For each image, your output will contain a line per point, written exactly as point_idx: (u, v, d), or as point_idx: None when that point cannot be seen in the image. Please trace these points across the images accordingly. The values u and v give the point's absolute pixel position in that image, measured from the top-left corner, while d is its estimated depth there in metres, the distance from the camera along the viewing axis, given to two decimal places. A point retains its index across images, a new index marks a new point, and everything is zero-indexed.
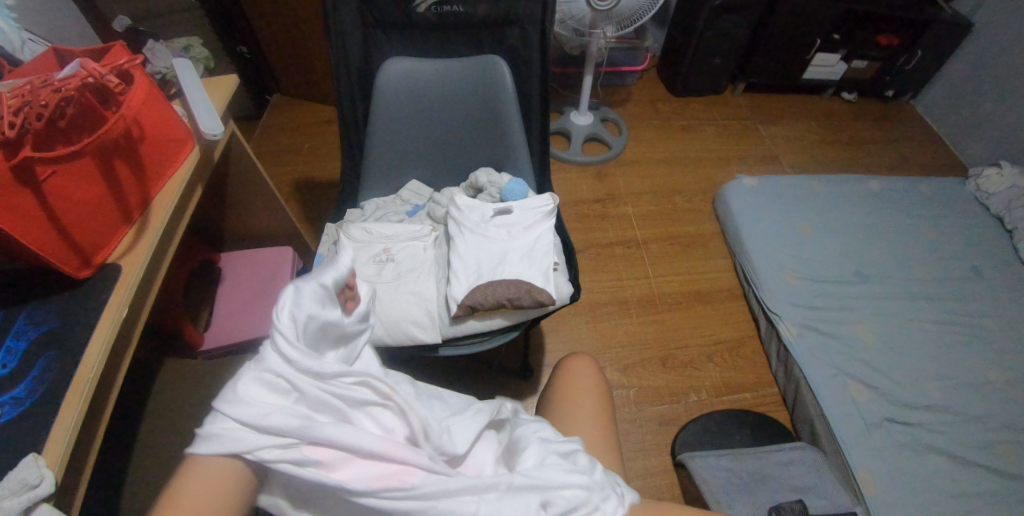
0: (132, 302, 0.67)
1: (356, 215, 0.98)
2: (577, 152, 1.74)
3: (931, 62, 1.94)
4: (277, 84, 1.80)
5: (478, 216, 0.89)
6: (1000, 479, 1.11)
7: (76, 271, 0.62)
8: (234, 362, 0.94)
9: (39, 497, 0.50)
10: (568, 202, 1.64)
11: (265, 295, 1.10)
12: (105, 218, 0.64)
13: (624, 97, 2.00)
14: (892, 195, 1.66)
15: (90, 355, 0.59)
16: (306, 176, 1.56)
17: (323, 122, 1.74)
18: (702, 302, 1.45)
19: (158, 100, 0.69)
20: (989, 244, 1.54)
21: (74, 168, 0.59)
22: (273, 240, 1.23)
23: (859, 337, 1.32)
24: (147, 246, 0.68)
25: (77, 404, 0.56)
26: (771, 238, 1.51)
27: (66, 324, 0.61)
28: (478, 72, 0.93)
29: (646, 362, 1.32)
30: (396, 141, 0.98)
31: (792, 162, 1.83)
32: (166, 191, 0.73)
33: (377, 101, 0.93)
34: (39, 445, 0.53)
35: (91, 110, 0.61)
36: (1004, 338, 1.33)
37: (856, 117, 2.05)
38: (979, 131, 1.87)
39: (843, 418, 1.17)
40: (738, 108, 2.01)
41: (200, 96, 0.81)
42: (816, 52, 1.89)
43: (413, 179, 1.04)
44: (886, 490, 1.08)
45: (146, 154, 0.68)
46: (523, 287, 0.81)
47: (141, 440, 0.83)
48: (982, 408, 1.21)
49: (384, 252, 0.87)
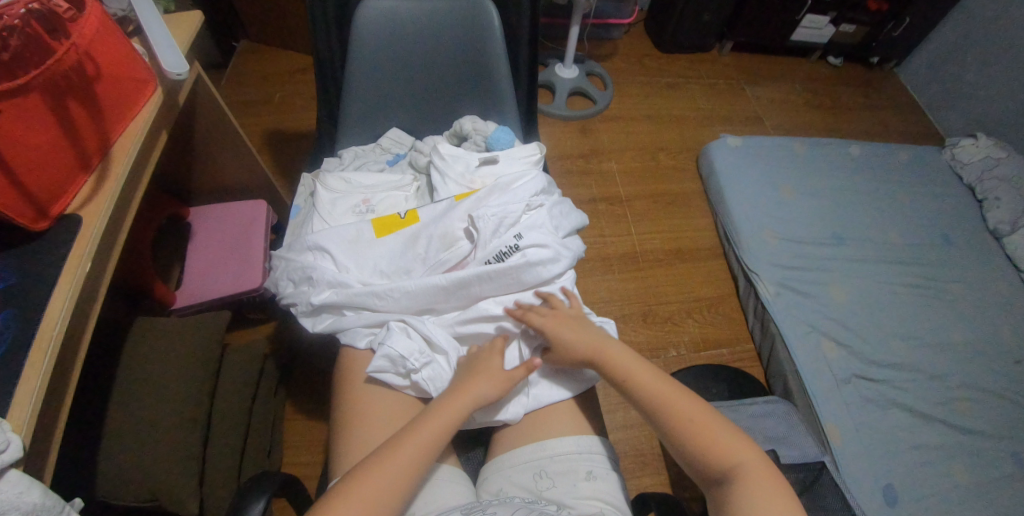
0: (96, 255, 0.63)
1: (333, 164, 0.94)
2: (562, 106, 1.69)
3: (918, 28, 1.93)
4: (245, 28, 1.68)
5: (463, 166, 0.86)
6: (955, 432, 1.17)
7: (33, 222, 0.57)
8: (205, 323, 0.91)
9: (7, 462, 0.47)
10: (553, 157, 1.61)
11: (238, 249, 1.05)
12: (62, 162, 0.59)
13: (611, 52, 1.94)
14: (871, 161, 1.68)
15: (53, 310, 0.56)
16: (280, 127, 1.49)
17: (297, 70, 1.65)
18: (683, 261, 1.47)
19: (115, 34, 0.62)
20: (961, 212, 1.58)
21: (23, 106, 0.53)
22: (247, 193, 1.17)
23: (833, 296, 1.36)
24: (110, 194, 0.63)
25: (43, 364, 0.53)
26: (753, 198, 1.52)
27: (24, 280, 0.57)
28: (464, 13, 0.88)
29: (628, 317, 1.34)
30: (376, 88, 0.93)
31: (775, 124, 1.83)
32: (128, 136, 0.67)
33: (356, 44, 0.87)
34: (3, 407, 0.50)
35: (37, 41, 0.55)
36: (967, 301, 1.39)
37: (840, 81, 2.04)
38: (957, 100, 1.89)
39: (815, 374, 1.21)
40: (724, 68, 1.98)
41: (160, 31, 0.75)
42: (806, 13, 1.85)
43: (393, 128, 1.00)
44: (852, 442, 1.13)
45: (104, 94, 0.62)
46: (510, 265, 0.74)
47: (116, 399, 0.81)
48: (943, 367, 1.27)
49: (364, 202, 0.85)
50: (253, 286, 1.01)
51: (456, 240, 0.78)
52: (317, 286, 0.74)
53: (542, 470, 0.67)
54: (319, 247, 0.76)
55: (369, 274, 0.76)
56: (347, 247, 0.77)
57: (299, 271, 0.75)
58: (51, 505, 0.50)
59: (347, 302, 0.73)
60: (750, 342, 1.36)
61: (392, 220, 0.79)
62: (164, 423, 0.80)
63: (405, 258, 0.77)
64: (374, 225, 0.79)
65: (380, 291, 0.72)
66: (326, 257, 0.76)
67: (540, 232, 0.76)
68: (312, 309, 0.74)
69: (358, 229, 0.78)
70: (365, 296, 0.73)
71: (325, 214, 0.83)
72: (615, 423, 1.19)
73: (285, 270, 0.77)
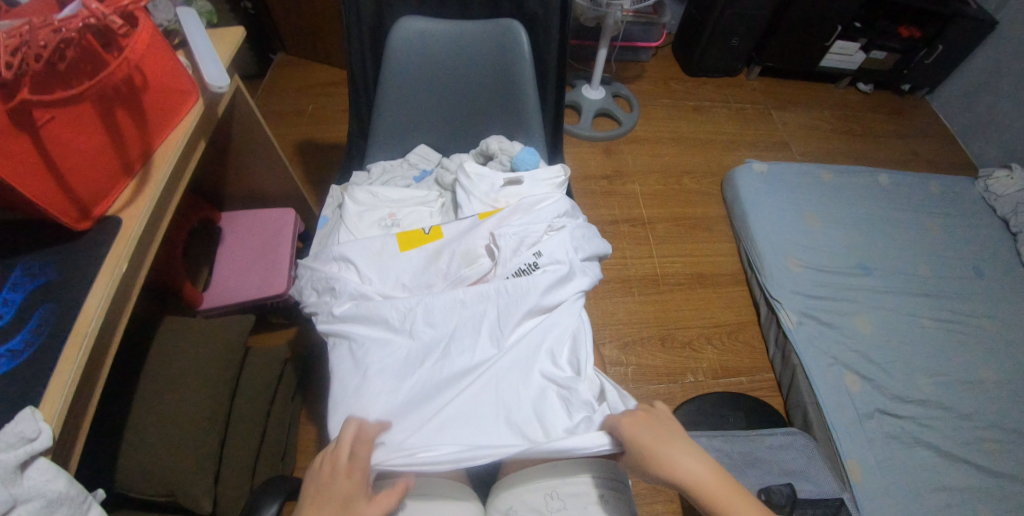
0: (132, 256, 0.65)
1: (362, 178, 0.96)
2: (587, 126, 1.70)
3: (952, 56, 1.90)
4: (283, 42, 1.75)
5: (487, 186, 0.87)
6: (983, 475, 1.13)
7: (75, 222, 0.60)
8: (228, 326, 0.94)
9: (37, 451, 0.50)
10: (576, 177, 1.62)
11: (265, 255, 1.08)
12: (106, 167, 0.62)
13: (637, 74, 1.96)
14: (901, 190, 1.64)
15: (89, 306, 0.59)
16: (311, 137, 1.53)
17: (329, 83, 1.70)
18: (703, 286, 1.45)
19: (161, 47, 0.65)
20: (993, 244, 1.53)
21: (75, 114, 0.56)
22: (275, 201, 1.21)
23: (857, 328, 1.32)
24: (149, 199, 0.66)
25: (77, 357, 0.56)
26: (777, 224, 1.50)
27: (63, 277, 0.60)
28: (494, 34, 0.90)
29: (645, 340, 1.33)
30: (405, 104, 0.95)
31: (802, 150, 1.81)
32: (169, 143, 0.70)
33: (388, 61, 0.90)
34: (37, 398, 0.53)
35: (91, 53, 0.58)
36: (999, 338, 1.34)
37: (869, 108, 2.02)
38: (992, 130, 1.85)
39: (835, 407, 1.18)
40: (751, 93, 1.97)
41: (204, 46, 0.78)
42: (836, 39, 1.84)
43: (421, 144, 1.02)
44: (873, 480, 1.10)
45: (149, 103, 0.65)
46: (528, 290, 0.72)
47: (141, 395, 0.84)
48: (972, 406, 1.22)
49: (390, 216, 0.87)
50: (278, 292, 1.03)
51: (477, 257, 0.79)
52: (340, 296, 0.75)
53: (552, 491, 0.66)
54: (345, 258, 0.78)
55: (388, 284, 0.77)
56: (371, 259, 0.78)
57: (323, 281, 0.77)
58: (75, 495, 0.52)
59: (359, 312, 0.72)
60: (770, 372, 1.33)
61: (417, 236, 0.81)
62: (182, 423, 0.82)
63: (427, 273, 0.78)
64: (399, 239, 0.80)
65: (400, 309, 0.72)
66: (347, 269, 0.77)
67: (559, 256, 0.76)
68: (332, 319, 0.74)
69: (382, 243, 0.79)
70: (376, 310, 0.72)
71: (352, 225, 0.85)
72: None
73: (310, 280, 0.79)
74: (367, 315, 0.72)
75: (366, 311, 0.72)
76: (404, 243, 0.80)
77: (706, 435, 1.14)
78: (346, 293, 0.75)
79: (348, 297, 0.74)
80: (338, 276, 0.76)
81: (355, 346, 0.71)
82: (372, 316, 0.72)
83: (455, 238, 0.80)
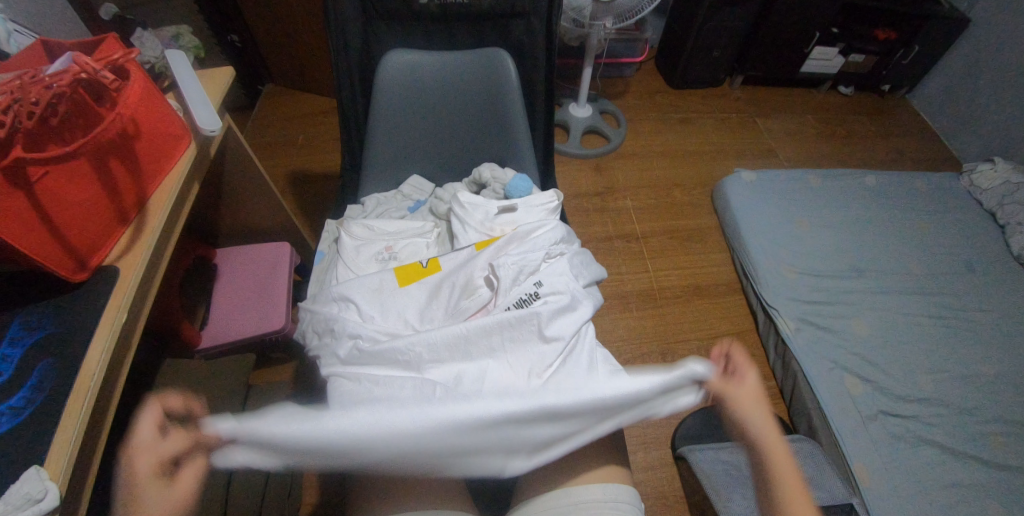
0: (132, 306, 0.65)
1: (356, 212, 0.97)
2: (576, 144, 1.73)
3: (927, 55, 1.95)
4: (271, 74, 1.76)
5: (482, 215, 0.87)
6: (990, 470, 1.13)
7: (73, 274, 0.60)
8: (229, 368, 0.94)
9: (43, 511, 0.50)
10: (569, 195, 1.63)
11: (262, 292, 1.08)
12: (102, 217, 0.62)
13: (623, 90, 1.99)
14: (887, 190, 1.67)
15: (91, 359, 0.58)
16: (303, 168, 1.54)
17: (320, 112, 1.71)
18: (700, 297, 1.46)
19: (153, 97, 0.66)
20: (983, 239, 1.55)
21: (69, 168, 0.57)
22: (271, 235, 1.21)
23: (854, 330, 1.34)
24: (146, 246, 0.66)
25: (80, 412, 0.55)
26: (768, 232, 1.52)
27: (63, 329, 0.59)
28: (482, 64, 0.91)
29: (647, 356, 1.33)
30: (397, 137, 0.96)
31: (789, 156, 1.84)
32: (162, 190, 0.70)
33: (378, 95, 0.91)
34: (41, 456, 0.52)
35: (84, 106, 0.59)
36: (995, 331, 1.35)
37: (852, 110, 2.05)
38: (972, 125, 1.89)
39: (839, 411, 1.19)
40: (735, 102, 2.00)
41: (193, 88, 0.79)
42: (814, 45, 1.89)
43: (414, 174, 1.03)
44: (881, 482, 1.10)
45: (142, 152, 0.66)
46: (533, 319, 0.72)
47: None
48: (973, 401, 1.23)
49: (387, 249, 0.88)
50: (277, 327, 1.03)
51: (476, 289, 0.79)
52: (339, 338, 0.74)
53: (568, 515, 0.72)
54: (343, 295, 0.77)
55: (387, 319, 0.77)
56: (371, 296, 0.78)
57: (323, 323, 0.76)
58: None
59: (360, 352, 0.72)
60: (772, 380, 1.34)
61: (415, 270, 0.81)
62: None
63: (428, 308, 0.78)
64: (397, 275, 0.80)
65: (400, 348, 0.71)
66: (345, 308, 0.77)
67: (561, 283, 0.77)
68: (335, 362, 0.73)
69: (381, 281, 0.79)
70: (376, 349, 0.71)
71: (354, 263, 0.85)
72: (636, 464, 1.18)
73: (310, 323, 0.79)
74: (370, 358, 0.72)
75: (369, 350, 0.71)
76: (402, 278, 0.80)
77: (712, 447, 1.16)
78: (344, 334, 0.74)
79: (346, 338, 0.73)
80: (336, 316, 0.76)
81: (354, 385, 0.71)
82: (375, 356, 0.71)
83: (454, 270, 0.80)
